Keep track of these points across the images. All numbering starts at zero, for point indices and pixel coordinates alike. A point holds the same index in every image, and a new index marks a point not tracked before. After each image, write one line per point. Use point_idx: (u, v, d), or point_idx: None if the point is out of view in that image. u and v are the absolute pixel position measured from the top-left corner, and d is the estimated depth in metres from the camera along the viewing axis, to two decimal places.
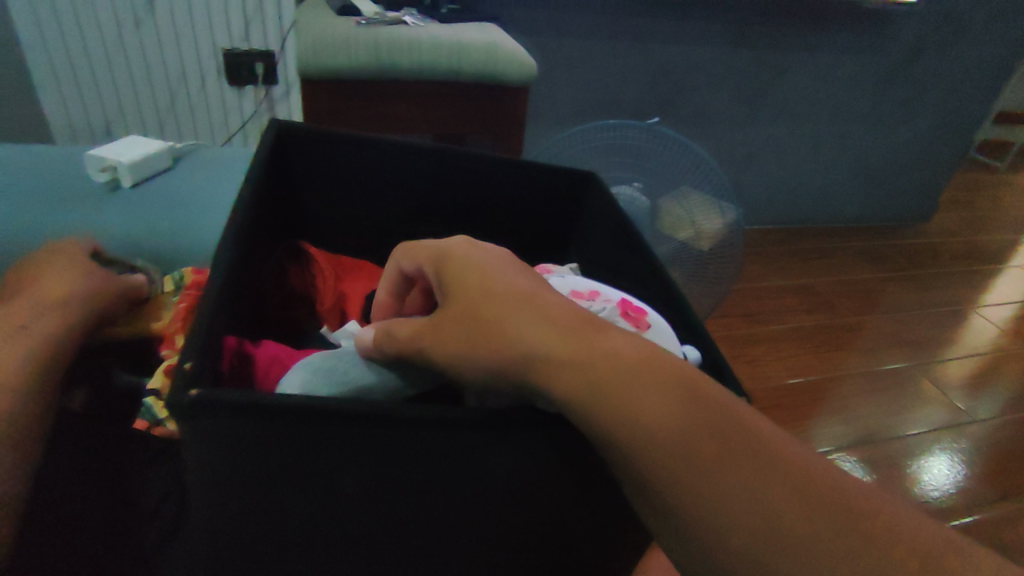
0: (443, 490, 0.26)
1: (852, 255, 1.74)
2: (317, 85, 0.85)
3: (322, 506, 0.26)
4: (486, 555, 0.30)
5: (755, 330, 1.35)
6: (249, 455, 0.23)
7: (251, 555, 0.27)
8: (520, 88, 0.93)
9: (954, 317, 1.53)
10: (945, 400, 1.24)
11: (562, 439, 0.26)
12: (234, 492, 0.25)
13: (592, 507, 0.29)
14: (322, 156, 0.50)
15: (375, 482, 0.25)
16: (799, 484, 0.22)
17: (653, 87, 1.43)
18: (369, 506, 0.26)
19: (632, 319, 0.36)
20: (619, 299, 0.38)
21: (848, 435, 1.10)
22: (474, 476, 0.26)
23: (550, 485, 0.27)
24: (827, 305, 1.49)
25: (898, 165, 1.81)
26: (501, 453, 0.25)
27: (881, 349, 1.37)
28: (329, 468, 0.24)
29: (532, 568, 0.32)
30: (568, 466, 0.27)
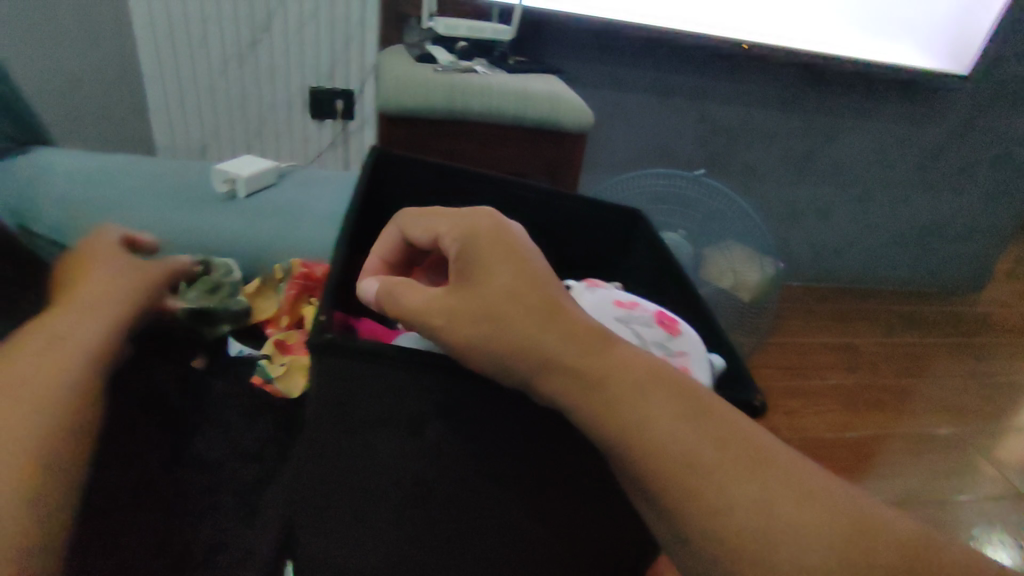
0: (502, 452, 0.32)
1: (898, 319, 1.72)
2: (395, 122, 0.95)
3: (405, 449, 0.32)
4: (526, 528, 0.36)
5: (793, 384, 1.35)
6: (360, 391, 0.31)
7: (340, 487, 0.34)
8: (577, 135, 1.01)
9: (1004, 390, 1.50)
10: (989, 473, 1.21)
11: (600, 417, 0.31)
12: (342, 423, 0.32)
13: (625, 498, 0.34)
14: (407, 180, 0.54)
15: (450, 433, 0.32)
16: (797, 493, 0.28)
17: (704, 142, 1.49)
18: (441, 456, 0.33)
19: (666, 326, 0.40)
20: (655, 309, 0.42)
21: (886, 497, 1.10)
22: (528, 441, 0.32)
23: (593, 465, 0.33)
24: (870, 365, 1.48)
25: (951, 232, 1.80)
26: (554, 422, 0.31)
27: (923, 415, 1.35)
28: (417, 413, 0.31)
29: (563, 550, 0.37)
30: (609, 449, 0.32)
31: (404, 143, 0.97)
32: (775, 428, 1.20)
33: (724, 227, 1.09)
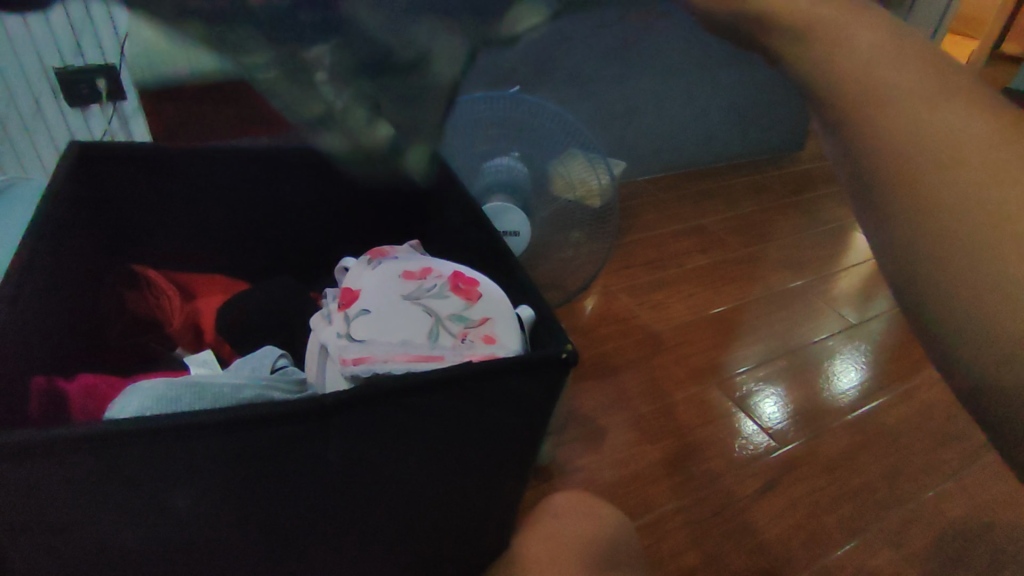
0: (354, 456, 0.36)
1: (739, 190, 1.71)
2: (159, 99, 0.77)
3: (250, 488, 0.35)
4: (434, 482, 0.41)
5: (653, 280, 1.32)
6: (132, 465, 0.31)
7: (250, 541, 0.37)
8: None
9: (842, 232, 1.57)
10: (836, 314, 1.27)
11: (408, 403, 0.35)
12: (153, 491, 0.33)
13: (490, 433, 0.40)
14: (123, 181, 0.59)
15: (270, 462, 0.34)
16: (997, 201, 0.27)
17: None
18: (298, 477, 0.35)
19: (466, 292, 0.50)
20: (449, 273, 0.53)
21: (763, 354, 1.13)
22: (366, 442, 0.36)
23: (450, 431, 0.38)
24: (720, 243, 1.47)
25: (768, 101, 1.77)
26: (361, 425, 0.34)
27: (778, 271, 1.38)
28: (201, 458, 0.32)
29: (480, 477, 0.43)
30: (447, 419, 0.37)
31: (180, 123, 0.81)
32: (643, 324, 1.18)
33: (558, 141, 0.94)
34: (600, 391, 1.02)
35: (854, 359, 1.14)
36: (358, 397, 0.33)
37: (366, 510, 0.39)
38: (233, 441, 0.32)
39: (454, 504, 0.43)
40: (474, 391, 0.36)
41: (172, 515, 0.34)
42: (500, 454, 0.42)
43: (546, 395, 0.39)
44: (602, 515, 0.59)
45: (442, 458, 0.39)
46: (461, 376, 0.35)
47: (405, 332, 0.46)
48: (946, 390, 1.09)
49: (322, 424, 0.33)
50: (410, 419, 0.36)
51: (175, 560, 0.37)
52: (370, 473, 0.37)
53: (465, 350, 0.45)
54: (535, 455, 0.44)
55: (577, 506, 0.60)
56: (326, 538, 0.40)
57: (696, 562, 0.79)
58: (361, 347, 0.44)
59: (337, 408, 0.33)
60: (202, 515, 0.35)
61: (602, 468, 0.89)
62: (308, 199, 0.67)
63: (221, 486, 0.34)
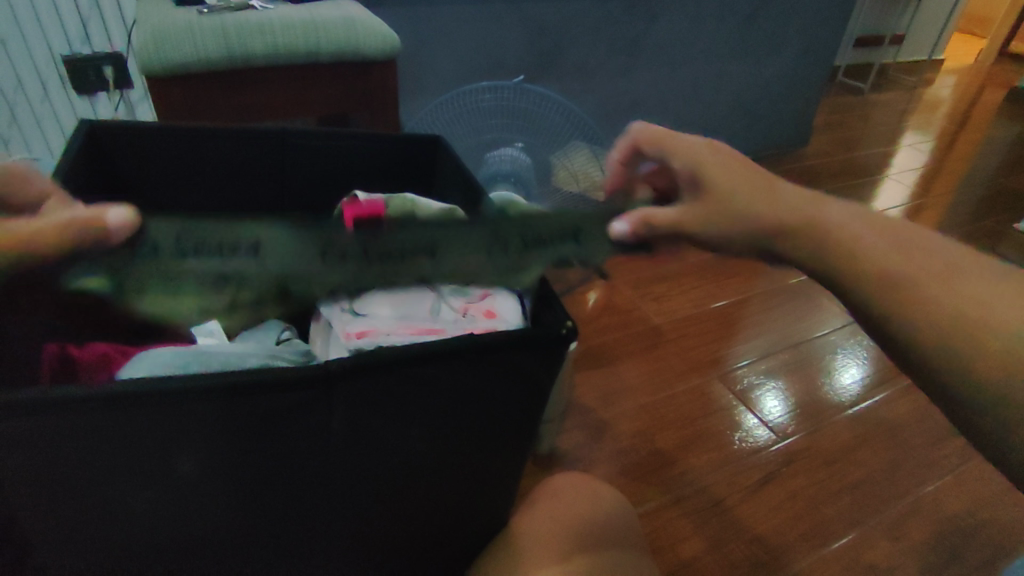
0: (358, 425, 0.36)
1: None
2: (166, 84, 0.78)
3: (255, 452, 0.35)
4: (435, 455, 0.41)
5: (657, 273, 1.32)
6: (140, 425, 0.32)
7: (253, 506, 0.38)
8: (386, 62, 0.90)
9: None
10: (839, 309, 1.27)
11: (412, 374, 0.35)
12: (159, 451, 0.33)
13: (491, 407, 0.40)
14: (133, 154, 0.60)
15: (273, 429, 0.34)
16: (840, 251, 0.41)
17: (528, 47, 1.28)
18: (301, 445, 0.36)
19: None
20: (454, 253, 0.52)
21: (764, 347, 1.14)
22: (370, 412, 0.36)
23: (451, 403, 0.38)
24: None
25: (772, 97, 1.77)
26: (365, 394, 0.35)
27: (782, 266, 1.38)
28: (207, 421, 0.33)
29: (481, 451, 0.43)
30: (449, 390, 0.37)
31: (187, 108, 0.81)
32: (645, 317, 1.19)
33: (561, 132, 0.95)
34: (602, 381, 1.02)
35: (856, 354, 1.15)
36: (362, 366, 0.34)
37: (368, 479, 0.40)
38: (239, 406, 0.33)
39: (454, 477, 0.44)
40: (476, 363, 0.36)
41: (178, 476, 0.35)
42: (501, 428, 0.42)
43: (546, 371, 0.40)
44: (602, 500, 0.60)
45: (443, 430, 0.40)
46: (464, 348, 0.35)
47: (407, 305, 0.46)
48: None
49: (327, 392, 0.34)
50: (413, 389, 0.36)
51: (177, 521, 0.37)
52: (373, 442, 0.38)
53: (465, 325, 0.46)
54: (535, 432, 0.45)
55: (576, 488, 0.61)
56: (329, 505, 0.40)
57: (694, 550, 0.79)
58: (363, 320, 0.45)
59: (341, 376, 0.33)
60: (205, 478, 0.36)
61: (603, 456, 0.90)
62: (315, 183, 0.66)
63: (227, 450, 0.35)
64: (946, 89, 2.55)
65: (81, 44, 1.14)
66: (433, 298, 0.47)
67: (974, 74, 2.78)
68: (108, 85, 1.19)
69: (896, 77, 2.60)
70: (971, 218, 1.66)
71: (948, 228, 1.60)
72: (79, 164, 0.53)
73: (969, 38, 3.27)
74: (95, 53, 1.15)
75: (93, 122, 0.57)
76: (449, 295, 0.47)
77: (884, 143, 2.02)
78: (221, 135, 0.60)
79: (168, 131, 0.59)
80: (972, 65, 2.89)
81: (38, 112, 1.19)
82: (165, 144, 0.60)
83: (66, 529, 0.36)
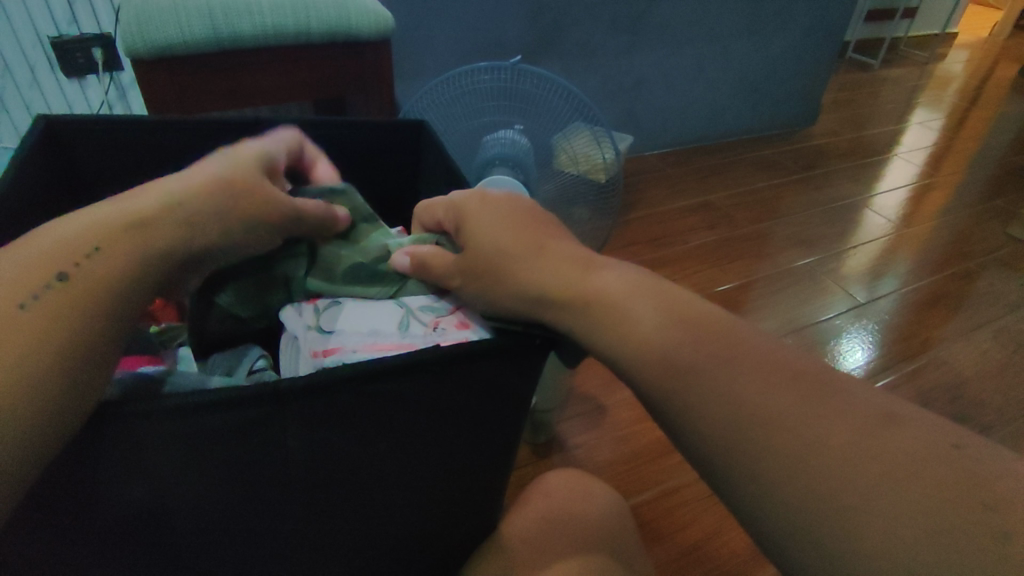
0: (320, 441, 0.34)
1: (748, 166, 1.67)
2: (152, 66, 0.75)
3: (215, 473, 0.33)
4: (406, 463, 0.39)
5: (658, 255, 1.29)
6: (71, 450, 0.29)
7: (214, 526, 0.35)
8: (379, 43, 0.87)
9: (851, 211, 1.52)
10: (843, 291, 1.25)
11: (373, 388, 0.33)
12: (103, 477, 0.30)
13: (462, 413, 0.39)
14: (99, 144, 0.55)
15: (229, 450, 0.32)
16: (662, 355, 0.34)
17: (524, 25, 1.23)
18: (261, 463, 0.33)
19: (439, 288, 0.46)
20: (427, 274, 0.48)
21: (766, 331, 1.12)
22: (332, 425, 0.34)
23: (419, 412, 0.37)
24: (727, 219, 1.43)
25: (777, 75, 1.73)
26: (326, 409, 0.33)
27: (784, 249, 1.35)
28: (153, 444, 0.30)
29: (455, 456, 0.42)
30: (416, 399, 0.35)
31: (172, 90, 0.79)
32: None
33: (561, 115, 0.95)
34: (600, 369, 1.01)
35: (859, 338, 1.13)
36: (322, 386, 0.31)
37: (343, 492, 0.38)
38: (185, 431, 0.30)
39: (436, 481, 0.43)
40: (446, 372, 0.35)
41: (128, 500, 0.32)
42: (478, 429, 0.41)
43: (516, 378, 0.39)
44: (596, 501, 0.59)
45: (414, 439, 0.38)
46: (431, 360, 0.34)
47: (376, 319, 0.42)
48: (953, 371, 1.08)
49: (279, 409, 0.31)
50: (380, 403, 0.34)
51: (121, 546, 0.34)
52: (342, 455, 0.36)
53: (437, 337, 0.40)
54: (510, 432, 0.44)
55: (567, 488, 0.60)
56: (292, 522, 0.38)
57: (691, 541, 0.79)
58: (331, 336, 0.40)
59: (294, 392, 0.31)
60: (158, 502, 0.32)
61: (601, 446, 0.89)
62: None
63: (185, 476, 0.32)
64: (959, 64, 2.49)
65: (69, 26, 1.12)
66: (401, 314, 0.43)
67: (988, 47, 2.71)
68: (98, 68, 1.17)
69: (907, 52, 2.54)
70: (979, 198, 1.62)
71: (957, 207, 1.56)
72: (38, 161, 0.49)
73: (985, 10, 3.19)
74: (83, 34, 1.13)
75: (50, 116, 0.52)
76: (418, 311, 0.43)
77: (892, 122, 1.97)
78: (191, 128, 0.56)
79: (133, 121, 0.55)
80: (987, 39, 2.81)
81: (28, 97, 1.18)
82: (127, 136, 0.55)
83: (20, 561, 0.33)
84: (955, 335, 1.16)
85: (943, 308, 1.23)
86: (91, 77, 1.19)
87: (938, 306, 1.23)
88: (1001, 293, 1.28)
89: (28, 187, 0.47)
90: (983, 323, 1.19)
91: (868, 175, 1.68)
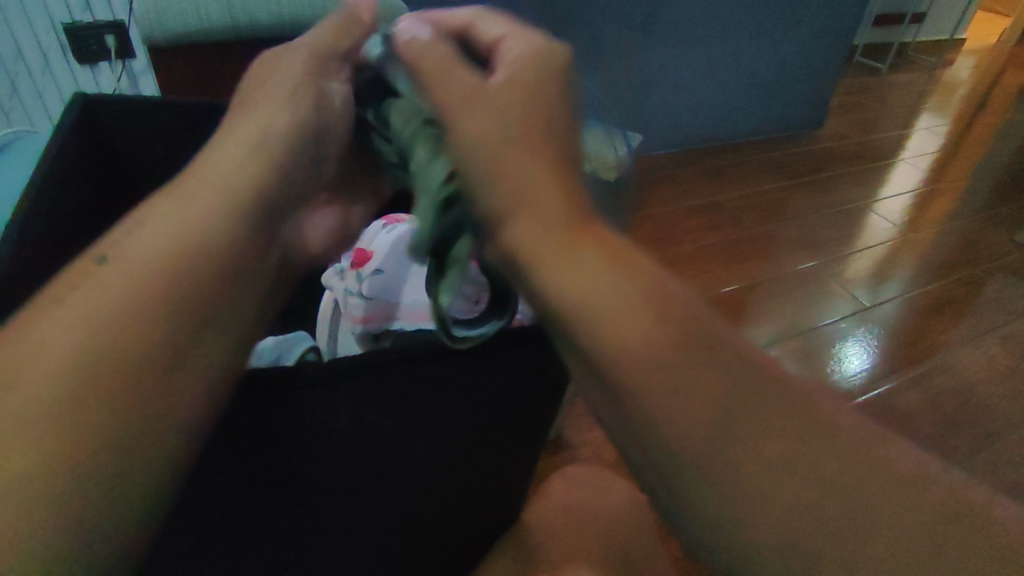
0: (374, 423, 0.36)
1: (755, 167, 1.67)
2: (167, 51, 0.75)
3: (280, 458, 0.34)
4: (453, 453, 0.41)
5: (665, 255, 1.29)
6: None
7: (276, 516, 0.37)
8: None
9: (858, 214, 1.53)
10: (849, 294, 1.25)
11: (421, 370, 0.35)
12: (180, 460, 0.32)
13: (504, 401, 0.40)
14: (129, 123, 0.55)
15: (291, 430, 0.34)
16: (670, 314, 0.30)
17: (537, 21, 1.23)
18: (319, 447, 0.35)
19: None
20: None
21: (773, 332, 1.12)
22: (383, 409, 0.36)
23: (464, 399, 0.38)
24: (734, 220, 1.44)
25: (787, 77, 1.73)
26: (377, 389, 0.35)
27: (791, 251, 1.36)
28: (227, 426, 0.32)
29: (497, 446, 0.43)
30: (462, 385, 0.37)
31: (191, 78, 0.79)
32: None
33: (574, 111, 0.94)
34: None
35: (865, 342, 1.13)
36: (373, 366, 0.34)
37: (377, 479, 0.39)
38: (234, 403, 0.31)
39: (463, 472, 0.43)
40: (487, 358, 0.37)
41: (200, 487, 0.33)
42: (508, 416, 0.41)
43: (552, 370, 0.40)
44: (610, 496, 0.59)
45: (458, 428, 0.39)
46: (463, 339, 0.35)
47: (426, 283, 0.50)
48: (959, 377, 1.08)
49: (334, 388, 0.34)
50: (425, 385, 0.36)
51: (194, 540, 0.35)
52: (390, 441, 0.37)
53: None
54: (546, 423, 0.45)
55: (582, 484, 0.60)
56: (346, 513, 0.39)
57: None
58: (381, 303, 0.48)
59: (350, 372, 0.33)
60: (228, 489, 0.34)
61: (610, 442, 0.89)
62: None
63: (249, 458, 0.34)
64: (966, 71, 2.49)
65: (83, 12, 1.11)
66: None
67: (995, 54, 2.71)
68: (111, 55, 1.17)
69: (914, 57, 2.54)
70: (985, 204, 1.62)
71: (963, 213, 1.57)
72: (70, 140, 0.49)
73: (991, 17, 3.19)
74: (97, 20, 1.13)
75: (87, 95, 0.52)
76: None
77: (899, 127, 1.97)
78: (219, 112, 0.57)
79: (162, 103, 0.55)
80: (994, 46, 2.81)
81: (41, 83, 1.17)
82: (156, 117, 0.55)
83: None
84: (961, 340, 1.16)
85: (949, 313, 1.23)
86: (103, 64, 1.19)
87: (944, 310, 1.23)
88: (1007, 300, 1.28)
89: (62, 166, 0.47)
90: (987, 329, 1.20)
91: (875, 179, 1.68)
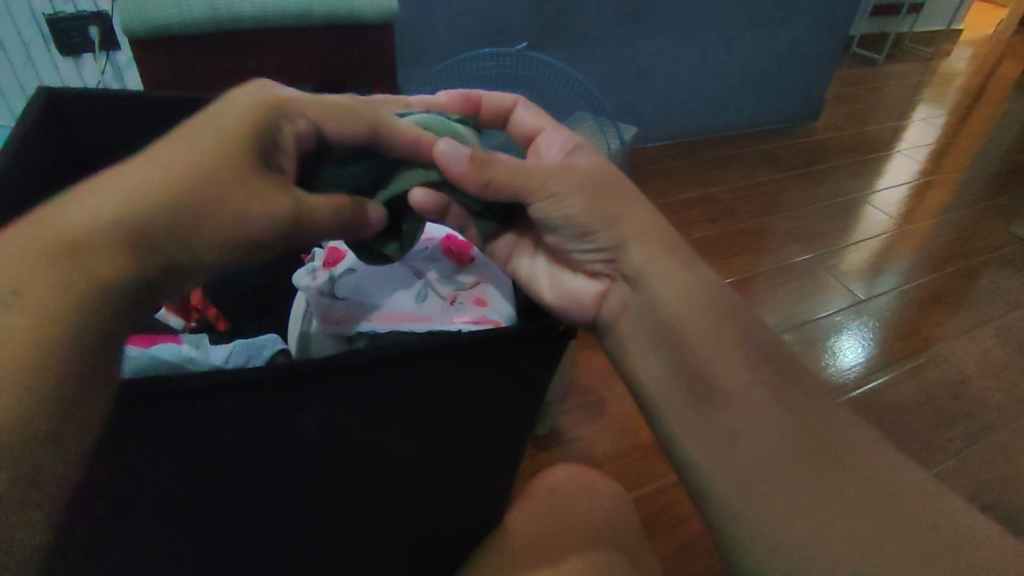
0: (343, 423, 0.35)
1: (751, 159, 1.65)
2: (149, 44, 0.73)
3: (243, 463, 0.33)
4: (427, 449, 0.40)
5: None
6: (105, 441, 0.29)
7: (243, 519, 0.36)
8: (382, 27, 0.85)
9: (854, 206, 1.52)
10: (844, 286, 1.24)
11: (392, 371, 0.34)
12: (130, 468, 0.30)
13: (479, 396, 0.39)
14: (97, 117, 0.54)
15: (254, 435, 0.32)
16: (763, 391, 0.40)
17: (528, 13, 1.21)
18: (284, 449, 0.34)
19: (456, 255, 0.49)
20: (444, 236, 0.51)
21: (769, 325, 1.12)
22: (350, 409, 0.34)
23: (438, 396, 0.37)
24: (730, 213, 1.42)
25: (783, 68, 1.72)
26: (346, 389, 0.33)
27: (786, 243, 1.35)
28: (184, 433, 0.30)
29: (472, 442, 0.42)
30: (435, 382, 0.36)
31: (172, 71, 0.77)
32: None
33: (564, 103, 0.93)
34: (601, 361, 1.00)
35: (860, 335, 1.13)
36: (342, 368, 0.32)
37: (348, 488, 0.38)
38: (215, 426, 0.31)
39: (440, 469, 0.42)
40: (466, 358, 0.36)
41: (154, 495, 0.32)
42: (486, 412, 0.41)
43: (532, 366, 0.40)
44: (598, 495, 0.58)
45: (432, 425, 0.39)
46: (448, 343, 0.34)
47: (394, 282, 0.46)
48: (953, 369, 1.08)
49: (297, 391, 0.32)
50: (396, 385, 0.35)
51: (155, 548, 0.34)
52: (360, 441, 0.36)
53: (454, 313, 0.44)
54: (524, 417, 0.44)
55: (570, 483, 0.59)
56: (316, 514, 0.38)
57: (691, 535, 0.78)
58: (345, 304, 0.44)
59: (314, 375, 0.32)
60: (188, 497, 0.33)
61: (602, 439, 0.88)
62: None
63: (209, 465, 0.32)
64: (963, 61, 2.48)
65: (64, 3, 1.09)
66: (419, 284, 0.46)
67: (992, 44, 2.70)
68: (93, 47, 1.15)
69: (910, 48, 2.53)
70: (982, 195, 1.62)
71: (960, 205, 1.56)
72: (33, 134, 0.48)
73: (989, 8, 3.17)
74: (79, 12, 1.11)
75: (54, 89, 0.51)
76: (436, 281, 0.47)
77: (895, 118, 1.96)
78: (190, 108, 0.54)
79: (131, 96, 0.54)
80: (992, 36, 2.80)
81: (21, 76, 1.16)
82: (124, 111, 0.54)
83: None
84: (956, 332, 1.16)
85: (945, 305, 1.22)
86: (86, 56, 1.17)
87: (940, 302, 1.23)
88: (1003, 292, 1.28)
89: (24, 162, 0.46)
90: (983, 322, 1.20)
91: (871, 170, 1.67)
